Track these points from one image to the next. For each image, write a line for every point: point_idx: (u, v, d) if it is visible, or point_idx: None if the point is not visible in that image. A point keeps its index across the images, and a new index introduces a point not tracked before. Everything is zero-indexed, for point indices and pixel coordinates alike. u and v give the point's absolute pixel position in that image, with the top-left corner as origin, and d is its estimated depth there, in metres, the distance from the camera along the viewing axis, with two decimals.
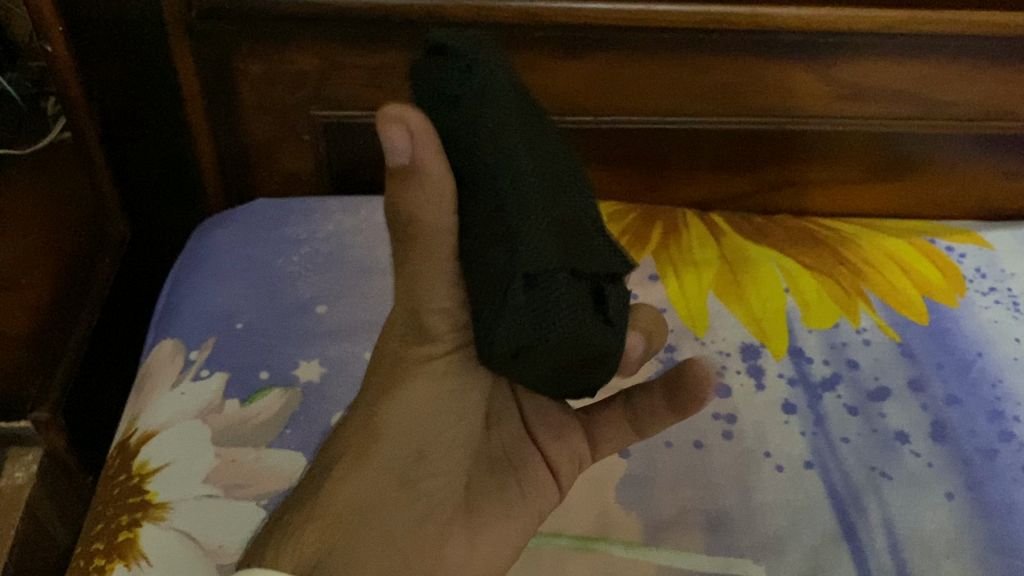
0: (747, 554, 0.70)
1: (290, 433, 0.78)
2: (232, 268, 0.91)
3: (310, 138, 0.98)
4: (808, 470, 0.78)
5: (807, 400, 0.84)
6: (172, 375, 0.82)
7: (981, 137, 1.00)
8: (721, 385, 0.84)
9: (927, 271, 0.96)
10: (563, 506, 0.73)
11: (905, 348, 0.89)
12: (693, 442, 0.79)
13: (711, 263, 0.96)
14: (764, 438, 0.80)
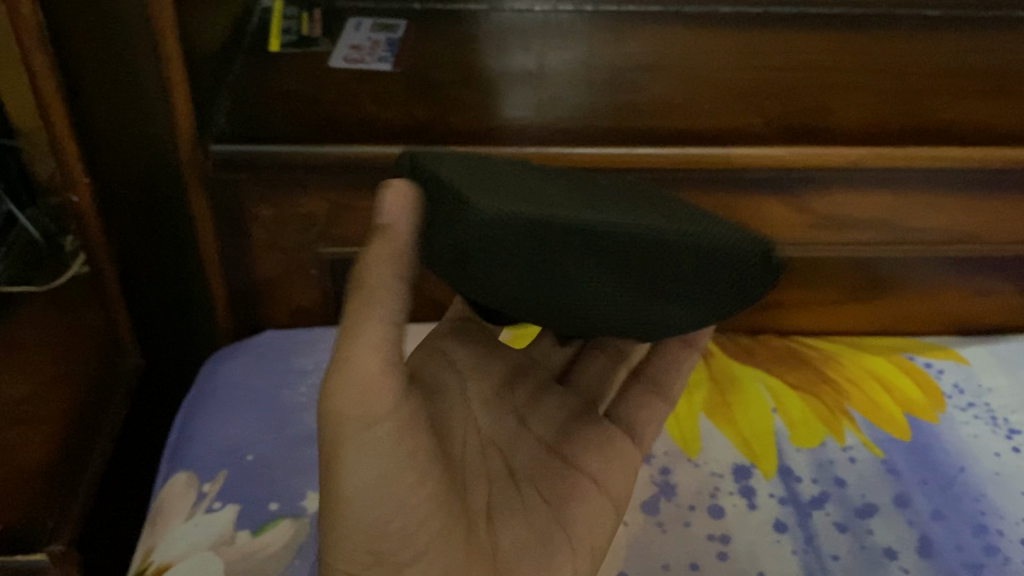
0: None
1: (299, 562, 0.81)
2: (242, 401, 0.95)
3: (318, 272, 1.04)
4: None
5: (798, 519, 0.87)
6: (184, 508, 0.85)
7: (950, 260, 1.06)
8: (714, 506, 0.88)
9: (907, 387, 1.01)
10: None
11: (889, 464, 0.93)
12: (689, 564, 0.82)
13: (701, 385, 1.00)
14: (757, 558, 0.83)
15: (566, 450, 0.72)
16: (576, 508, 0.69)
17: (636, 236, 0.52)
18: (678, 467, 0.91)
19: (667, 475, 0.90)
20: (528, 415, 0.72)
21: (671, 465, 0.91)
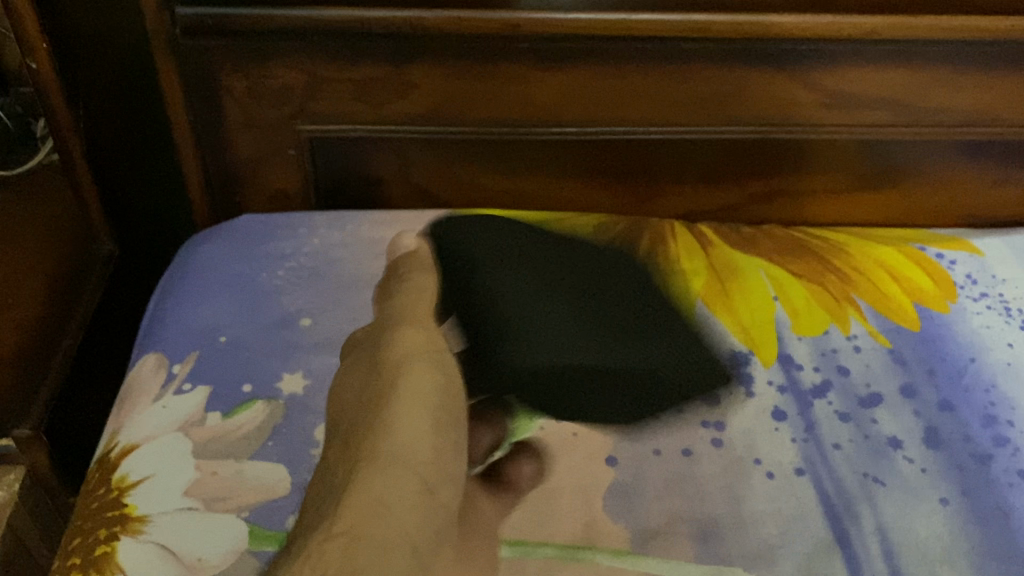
0: (736, 563, 0.71)
1: (273, 445, 0.77)
2: (217, 285, 0.91)
3: (295, 153, 0.98)
4: (800, 477, 0.77)
5: (798, 408, 0.83)
6: (154, 389, 0.81)
7: (967, 144, 1.00)
8: (710, 393, 0.84)
9: (916, 277, 0.96)
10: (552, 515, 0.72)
11: (896, 354, 0.88)
12: (682, 450, 0.79)
13: (699, 274, 0.94)
14: (753, 445, 0.80)
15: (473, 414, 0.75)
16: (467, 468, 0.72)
17: None
18: None
19: None
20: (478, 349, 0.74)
21: None
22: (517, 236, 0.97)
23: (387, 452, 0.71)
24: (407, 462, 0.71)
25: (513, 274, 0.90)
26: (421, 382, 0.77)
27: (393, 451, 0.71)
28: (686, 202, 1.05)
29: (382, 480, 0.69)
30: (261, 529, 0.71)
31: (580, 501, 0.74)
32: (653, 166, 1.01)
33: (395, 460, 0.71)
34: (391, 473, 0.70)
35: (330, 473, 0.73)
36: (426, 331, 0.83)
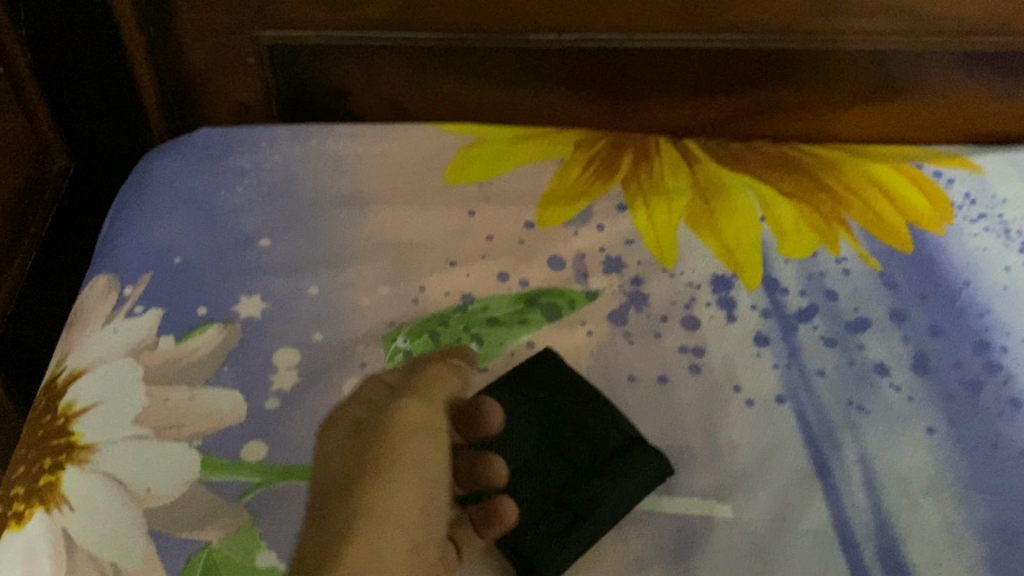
0: (711, 494, 0.69)
1: (229, 370, 0.73)
2: (172, 202, 0.86)
3: (255, 62, 0.93)
4: (781, 405, 0.74)
5: (781, 333, 0.79)
6: (104, 312, 0.77)
7: (972, 55, 0.93)
8: (689, 317, 0.80)
9: (912, 196, 0.91)
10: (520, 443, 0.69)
11: (886, 277, 0.84)
12: (658, 378, 0.75)
13: (682, 192, 0.89)
14: (733, 371, 0.76)
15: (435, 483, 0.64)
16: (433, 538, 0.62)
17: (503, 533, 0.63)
18: (652, 278, 0.82)
19: (638, 286, 0.81)
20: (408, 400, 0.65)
21: (644, 274, 0.82)
22: (493, 156, 0.92)
23: (378, 510, 0.55)
24: (406, 523, 0.56)
25: (506, 208, 0.87)
26: (419, 447, 0.59)
27: (382, 509, 0.55)
28: (671, 117, 0.99)
29: (387, 544, 0.54)
30: (216, 458, 0.68)
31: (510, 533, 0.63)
32: (636, 78, 0.95)
33: (395, 518, 0.56)
34: (387, 537, 0.55)
35: (315, 530, 0.57)
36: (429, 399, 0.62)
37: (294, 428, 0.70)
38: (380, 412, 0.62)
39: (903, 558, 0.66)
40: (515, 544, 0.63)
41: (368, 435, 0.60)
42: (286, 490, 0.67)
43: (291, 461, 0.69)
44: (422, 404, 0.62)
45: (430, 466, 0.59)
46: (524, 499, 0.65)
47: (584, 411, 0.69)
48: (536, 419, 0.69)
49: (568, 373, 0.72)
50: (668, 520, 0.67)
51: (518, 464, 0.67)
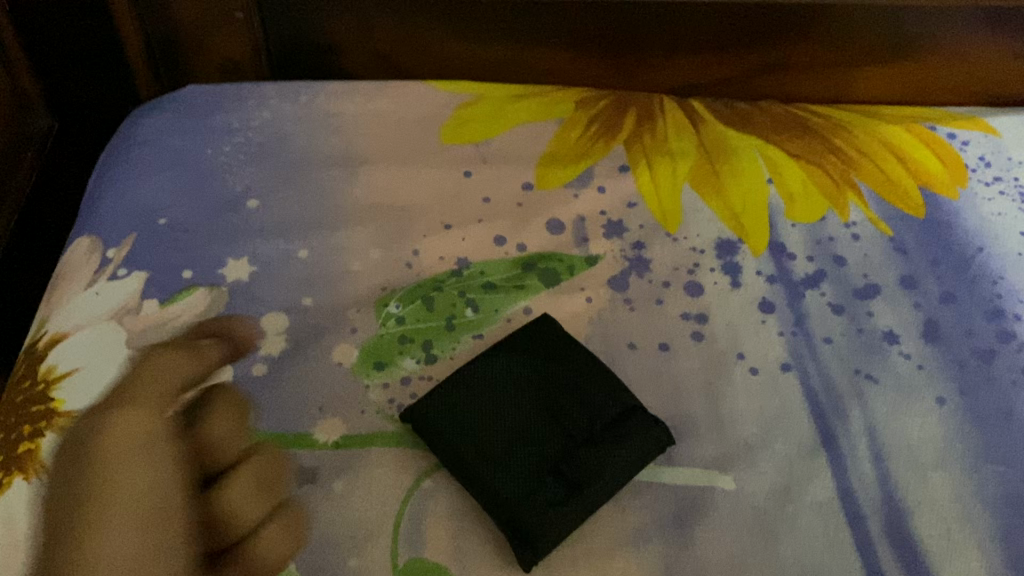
0: (712, 465, 0.67)
1: (214, 336, 0.71)
2: (158, 161, 0.83)
3: (243, 16, 0.90)
4: (786, 374, 0.72)
5: (787, 299, 0.76)
6: (87, 275, 0.75)
7: (990, 11, 0.89)
8: (692, 283, 0.77)
9: (925, 158, 0.87)
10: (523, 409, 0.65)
11: (897, 242, 0.81)
12: (659, 346, 0.73)
13: (686, 153, 0.85)
14: (737, 339, 0.74)
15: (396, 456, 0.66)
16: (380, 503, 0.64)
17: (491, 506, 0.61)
18: (654, 242, 0.79)
19: (640, 251, 0.78)
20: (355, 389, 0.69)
21: (647, 239, 0.79)
22: (491, 115, 0.88)
23: (94, 524, 0.59)
24: (144, 517, 0.59)
25: (503, 168, 0.84)
26: (133, 450, 0.62)
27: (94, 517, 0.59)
28: (675, 75, 0.95)
29: (109, 541, 0.58)
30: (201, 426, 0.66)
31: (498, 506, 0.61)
32: (639, 35, 0.91)
33: (110, 526, 0.58)
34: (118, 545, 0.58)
35: (60, 547, 0.59)
36: (133, 391, 0.67)
37: (282, 396, 0.68)
38: (101, 414, 0.65)
39: (910, 531, 0.64)
40: (507, 516, 0.60)
41: (68, 451, 0.64)
42: (274, 460, 0.65)
43: (279, 430, 0.66)
44: (144, 407, 0.65)
45: (157, 465, 0.62)
46: (519, 469, 0.62)
47: (582, 379, 0.66)
48: (532, 386, 0.66)
49: (566, 341, 0.69)
50: (667, 493, 0.65)
51: (512, 432, 0.63)
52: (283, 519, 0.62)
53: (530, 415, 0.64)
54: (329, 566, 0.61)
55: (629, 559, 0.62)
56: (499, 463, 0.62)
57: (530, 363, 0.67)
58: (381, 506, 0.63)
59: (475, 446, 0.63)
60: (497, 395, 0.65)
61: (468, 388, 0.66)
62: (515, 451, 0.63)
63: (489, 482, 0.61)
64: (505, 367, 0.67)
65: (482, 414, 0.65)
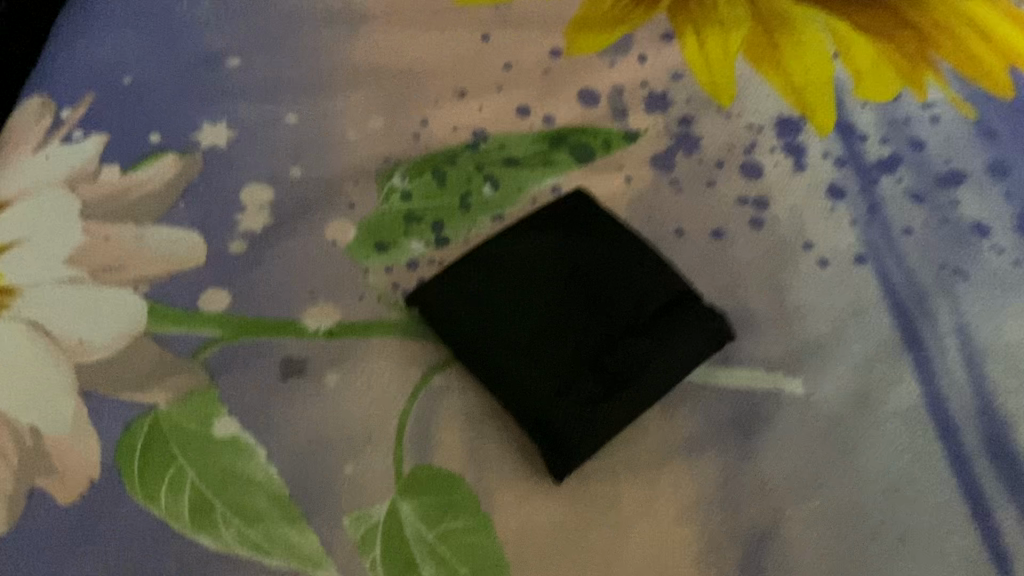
0: (777, 366, 0.56)
1: (185, 207, 0.60)
2: (123, 15, 0.71)
3: None
4: (860, 267, 0.61)
5: (859, 184, 0.66)
6: (36, 136, 0.63)
7: None
8: (749, 163, 0.66)
9: (1016, 35, 0.74)
10: (558, 293, 0.53)
11: (984, 126, 0.69)
12: (710, 232, 0.62)
13: (741, 21, 0.72)
14: (802, 226, 0.63)
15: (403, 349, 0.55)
16: (379, 401, 0.53)
17: (519, 410, 0.51)
18: (704, 118, 0.68)
19: (688, 127, 0.67)
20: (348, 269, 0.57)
21: (694, 114, 0.68)
22: None
23: None
24: None
25: (528, 34, 0.72)
26: None
27: None
28: None
29: None
30: (167, 308, 0.55)
31: (526, 411, 0.51)
32: None
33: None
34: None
35: None
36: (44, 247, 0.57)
37: (264, 275, 0.57)
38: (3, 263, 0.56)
39: (1014, 445, 0.54)
40: (537, 422, 0.50)
41: None
42: (253, 348, 0.54)
43: (260, 314, 0.55)
44: None
45: None
46: (553, 368, 0.51)
47: (625, 258, 0.55)
48: (565, 264, 0.54)
49: (605, 213, 0.57)
50: (725, 396, 0.55)
51: (542, 318, 0.52)
52: (264, 416, 0.52)
53: (568, 302, 0.53)
54: (319, 472, 0.50)
55: (679, 471, 0.52)
56: (527, 356, 0.51)
57: (569, 241, 0.55)
58: (382, 407, 0.53)
59: (500, 340, 0.52)
60: (529, 279, 0.54)
61: (487, 267, 0.54)
62: (548, 346, 0.51)
63: (516, 382, 0.51)
64: (537, 244, 0.55)
65: (508, 301, 0.53)
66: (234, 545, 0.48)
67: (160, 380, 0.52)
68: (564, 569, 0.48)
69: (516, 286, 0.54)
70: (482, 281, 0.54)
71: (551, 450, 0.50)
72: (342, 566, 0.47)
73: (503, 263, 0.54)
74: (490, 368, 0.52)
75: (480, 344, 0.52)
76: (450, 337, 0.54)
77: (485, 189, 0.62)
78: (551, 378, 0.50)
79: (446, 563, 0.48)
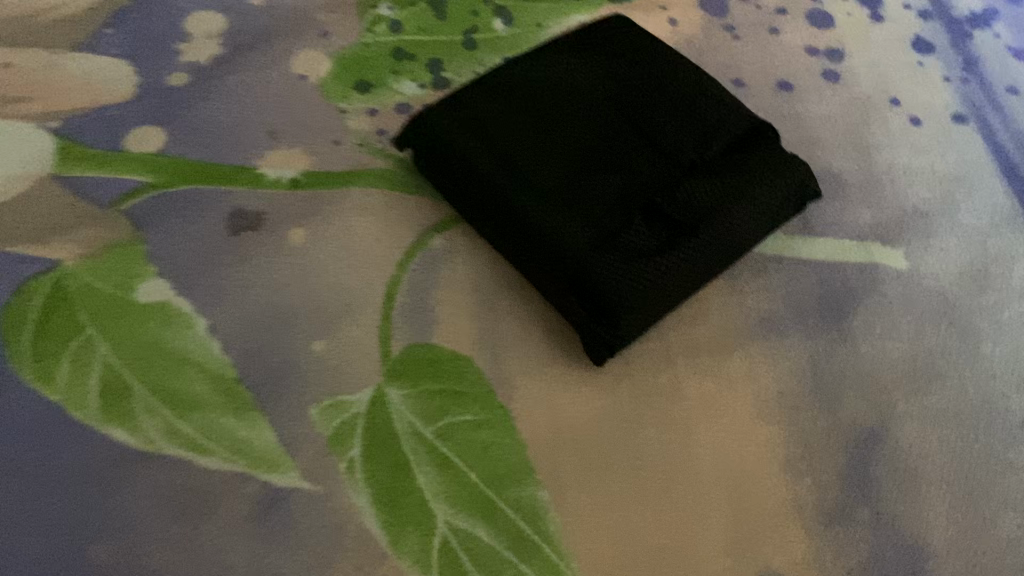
0: (870, 237, 0.44)
1: (110, 32, 0.46)
2: None
3: None
4: (961, 127, 0.49)
5: (950, 38, 0.53)
6: None
7: None
8: (817, 11, 0.54)
9: None
10: (597, 126, 0.41)
11: None
12: (777, 84, 0.50)
13: None
14: (886, 81, 0.51)
15: (391, 204, 0.42)
16: (359, 265, 0.40)
17: (549, 270, 0.38)
18: None
19: None
20: (320, 108, 0.45)
21: None
22: None
23: None
24: None
25: None
26: None
27: None
28: None
29: None
30: (82, 148, 0.42)
31: (559, 273, 0.38)
32: None
33: None
34: None
35: None
36: None
37: (213, 113, 0.44)
38: None
39: None
40: (573, 283, 0.38)
41: None
42: (196, 197, 0.41)
43: (207, 157, 0.42)
44: None
45: None
46: (592, 214, 0.38)
47: (683, 83, 0.42)
48: (605, 91, 0.42)
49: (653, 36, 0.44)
50: (807, 271, 0.43)
51: (576, 153, 0.40)
52: (207, 280, 0.39)
53: (610, 135, 0.40)
54: (278, 349, 0.37)
55: (756, 357, 0.40)
56: (558, 197, 0.39)
57: (608, 65, 0.43)
58: (362, 272, 0.40)
59: (520, 178, 0.39)
60: (558, 108, 0.41)
61: (505, 92, 0.42)
62: (584, 186, 0.39)
63: (543, 230, 0.38)
64: (566, 70, 0.42)
65: (531, 133, 0.40)
66: (158, 441, 0.35)
67: (67, 233, 0.39)
68: (614, 478, 0.36)
69: (540, 115, 0.41)
70: (495, 109, 0.41)
71: (592, 321, 0.38)
72: (306, 470, 0.35)
73: (524, 91, 0.42)
74: (508, 217, 0.39)
75: (494, 184, 0.39)
76: (452, 179, 0.41)
77: (491, 24, 0.49)
78: (590, 224, 0.38)
79: (451, 466, 0.35)
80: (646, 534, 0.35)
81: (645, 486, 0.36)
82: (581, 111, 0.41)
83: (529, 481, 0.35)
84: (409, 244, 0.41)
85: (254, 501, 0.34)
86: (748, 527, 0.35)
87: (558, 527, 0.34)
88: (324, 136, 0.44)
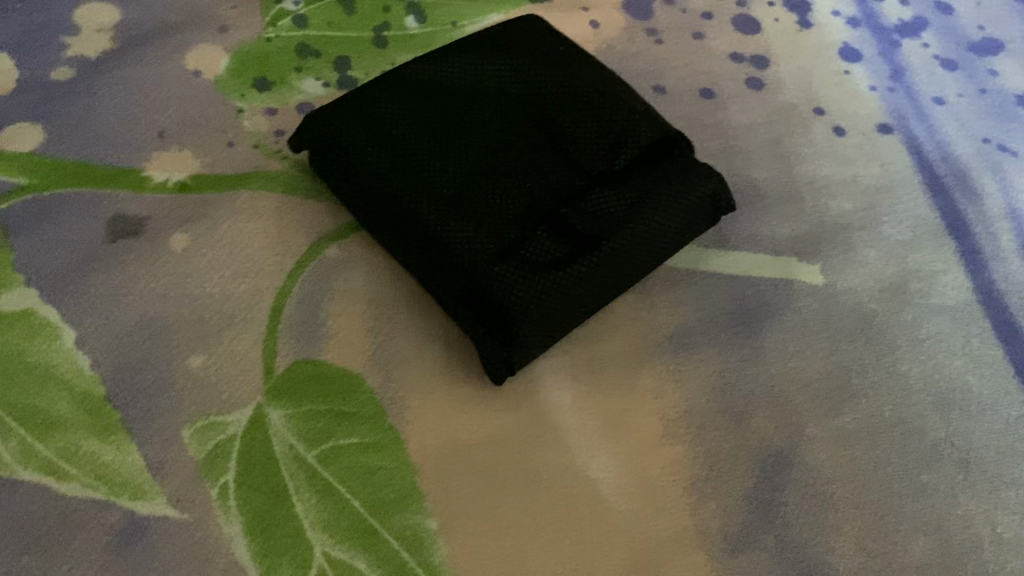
0: (788, 250, 0.43)
1: None
2: None
3: None
4: (887, 138, 0.48)
5: (877, 48, 0.52)
6: None
7: None
8: (744, 17, 0.52)
9: None
10: (504, 131, 0.39)
11: None
12: (699, 91, 0.48)
13: None
14: (813, 90, 0.50)
15: (284, 212, 0.41)
16: (245, 275, 0.38)
17: (446, 280, 0.36)
18: None
19: None
20: (215, 113, 0.43)
21: None
22: None
23: None
24: None
25: None
26: None
27: None
28: None
29: None
30: None
31: (455, 287, 0.36)
32: None
33: None
34: None
35: None
36: None
37: (98, 114, 0.43)
38: None
39: None
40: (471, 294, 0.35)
41: None
42: (75, 204, 0.40)
43: (89, 161, 0.41)
44: None
45: None
46: (495, 222, 0.36)
47: (596, 88, 0.40)
48: (515, 95, 0.40)
49: (567, 42, 0.42)
50: (721, 285, 0.41)
51: (480, 159, 0.38)
52: (80, 290, 0.37)
53: (517, 142, 0.38)
54: (152, 364, 0.36)
55: (664, 376, 0.38)
56: (461, 202, 0.36)
57: (520, 69, 0.41)
58: (250, 282, 0.38)
59: (419, 183, 0.37)
60: (464, 112, 0.39)
61: (409, 94, 0.40)
62: (487, 193, 0.37)
63: (440, 239, 0.36)
64: (474, 73, 0.40)
65: (434, 137, 0.38)
66: (12, 463, 0.33)
67: None
68: (509, 502, 0.34)
69: (446, 120, 0.39)
70: (396, 111, 0.39)
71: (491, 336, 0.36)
72: (174, 496, 0.33)
73: (430, 93, 0.40)
74: (405, 224, 0.37)
75: (392, 189, 0.37)
76: (353, 183, 0.39)
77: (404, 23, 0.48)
78: (491, 233, 0.36)
79: (332, 492, 0.33)
80: (539, 562, 0.33)
81: (542, 510, 0.34)
82: (487, 115, 0.39)
83: (414, 507, 0.33)
84: (300, 255, 0.39)
85: (113, 529, 0.32)
86: (646, 556, 0.33)
87: (444, 557, 0.33)
88: (217, 142, 0.42)
